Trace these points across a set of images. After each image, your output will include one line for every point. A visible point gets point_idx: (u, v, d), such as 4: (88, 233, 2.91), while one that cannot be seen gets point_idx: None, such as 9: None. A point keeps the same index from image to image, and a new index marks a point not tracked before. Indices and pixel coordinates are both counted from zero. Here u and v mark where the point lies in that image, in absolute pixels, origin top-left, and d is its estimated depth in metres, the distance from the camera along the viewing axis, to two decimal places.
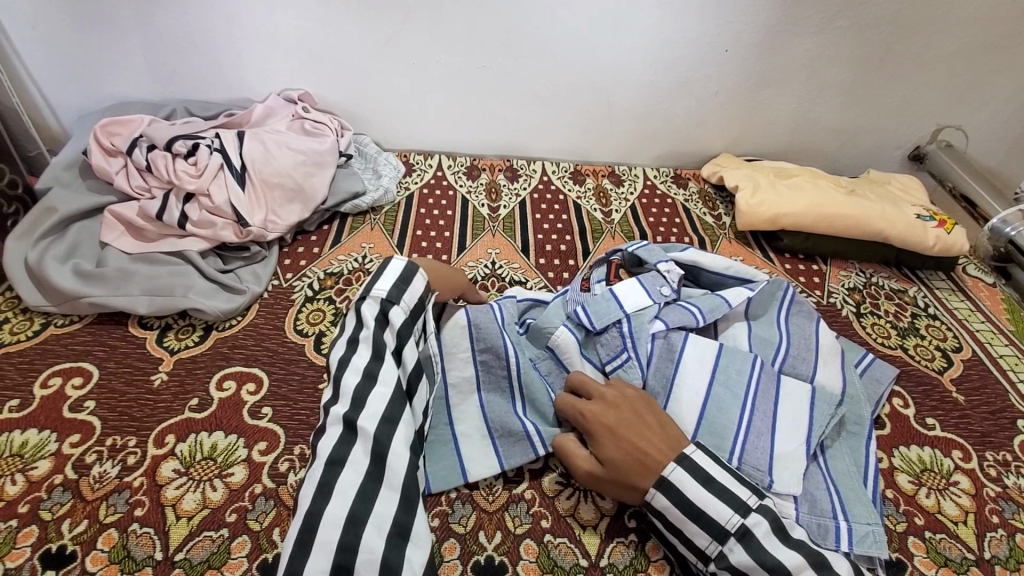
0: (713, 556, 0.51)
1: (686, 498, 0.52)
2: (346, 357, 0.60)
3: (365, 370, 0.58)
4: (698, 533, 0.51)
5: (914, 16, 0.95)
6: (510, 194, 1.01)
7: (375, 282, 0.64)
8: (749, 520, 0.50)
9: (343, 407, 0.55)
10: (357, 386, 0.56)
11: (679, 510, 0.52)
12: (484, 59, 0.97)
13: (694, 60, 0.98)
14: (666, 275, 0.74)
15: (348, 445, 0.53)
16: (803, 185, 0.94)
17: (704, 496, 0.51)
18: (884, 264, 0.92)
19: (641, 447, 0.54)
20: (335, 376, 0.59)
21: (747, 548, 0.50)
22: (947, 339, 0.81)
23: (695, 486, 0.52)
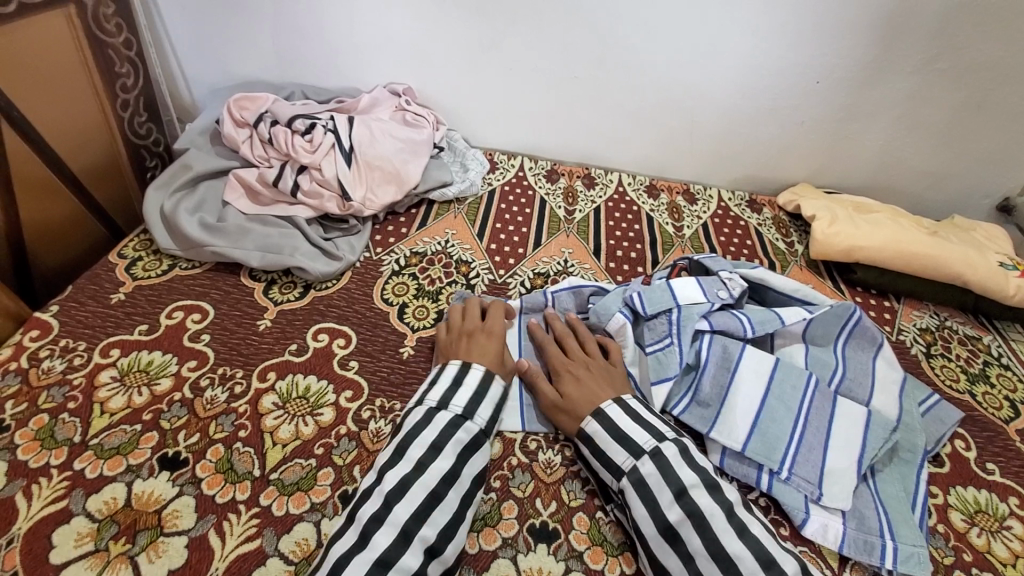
0: (626, 470, 0.58)
1: (614, 424, 0.61)
2: (426, 459, 0.57)
3: (438, 488, 0.55)
4: (618, 452, 0.59)
5: (1018, 66, 0.94)
6: (587, 200, 1.06)
7: (461, 392, 0.63)
8: (661, 444, 0.58)
9: (406, 513, 0.53)
10: (424, 501, 0.54)
11: (607, 434, 0.60)
12: (578, 70, 1.03)
13: (781, 88, 1.01)
14: (726, 281, 0.77)
15: (400, 554, 0.50)
16: (883, 222, 0.93)
17: (629, 425, 0.61)
18: (959, 308, 0.90)
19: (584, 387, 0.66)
20: (405, 474, 0.55)
21: (656, 463, 0.57)
22: (1018, 390, 0.79)
23: (622, 418, 0.62)
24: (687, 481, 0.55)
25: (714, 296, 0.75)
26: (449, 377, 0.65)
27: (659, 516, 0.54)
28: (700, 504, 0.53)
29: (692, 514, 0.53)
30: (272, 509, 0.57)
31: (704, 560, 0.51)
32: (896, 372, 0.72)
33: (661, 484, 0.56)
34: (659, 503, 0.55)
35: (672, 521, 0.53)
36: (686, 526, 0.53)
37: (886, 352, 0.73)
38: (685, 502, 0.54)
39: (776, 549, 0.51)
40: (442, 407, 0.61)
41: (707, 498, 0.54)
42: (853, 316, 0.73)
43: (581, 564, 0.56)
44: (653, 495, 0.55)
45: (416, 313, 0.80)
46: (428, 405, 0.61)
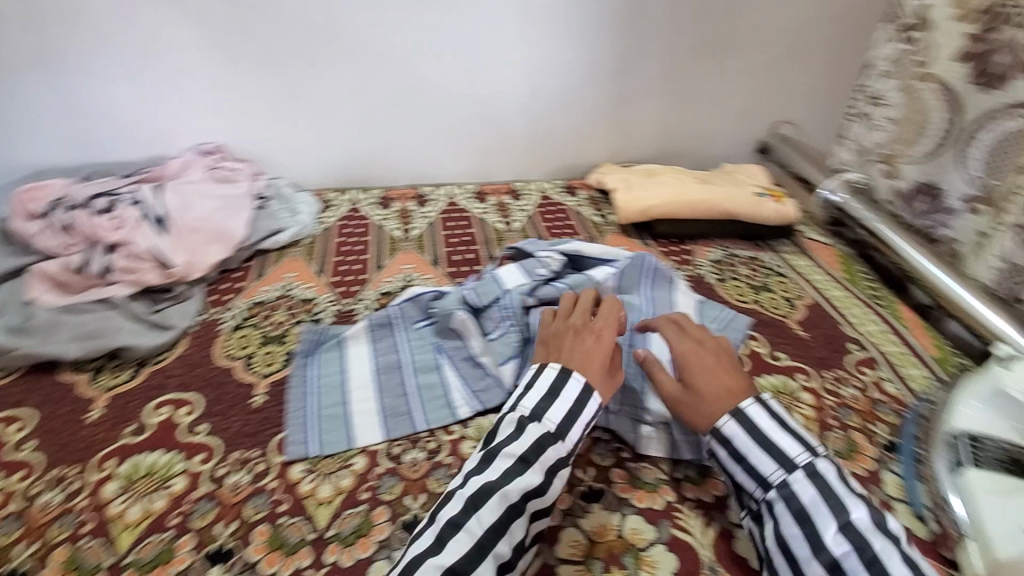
0: (775, 483, 0.55)
1: (757, 428, 0.58)
2: (513, 470, 0.56)
3: (518, 502, 0.54)
4: (761, 460, 0.56)
5: (736, 36, 1.17)
6: (421, 217, 1.12)
7: (554, 405, 0.62)
8: (818, 463, 0.55)
9: (484, 528, 0.52)
10: (500, 517, 0.53)
11: (753, 441, 0.57)
12: (383, 100, 1.12)
13: (560, 83, 1.16)
14: (540, 258, 0.87)
15: (474, 566, 0.50)
16: (666, 181, 1.10)
17: (779, 433, 0.57)
18: (740, 237, 1.07)
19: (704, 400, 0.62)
20: (487, 484, 0.55)
21: (814, 484, 0.54)
22: (791, 290, 0.97)
23: (760, 427, 0.58)
24: (853, 514, 0.52)
25: (533, 274, 0.84)
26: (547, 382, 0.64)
27: (811, 536, 0.51)
28: (873, 545, 0.50)
29: (863, 552, 0.50)
30: None
31: None
32: (690, 299, 0.86)
33: (819, 504, 0.53)
34: (819, 529, 0.51)
35: (835, 551, 0.50)
36: (852, 560, 0.50)
37: (680, 288, 0.86)
38: (851, 535, 0.51)
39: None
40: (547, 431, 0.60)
41: (879, 538, 0.50)
42: (648, 263, 0.86)
43: None
44: (817, 525, 0.52)
45: (264, 360, 0.80)
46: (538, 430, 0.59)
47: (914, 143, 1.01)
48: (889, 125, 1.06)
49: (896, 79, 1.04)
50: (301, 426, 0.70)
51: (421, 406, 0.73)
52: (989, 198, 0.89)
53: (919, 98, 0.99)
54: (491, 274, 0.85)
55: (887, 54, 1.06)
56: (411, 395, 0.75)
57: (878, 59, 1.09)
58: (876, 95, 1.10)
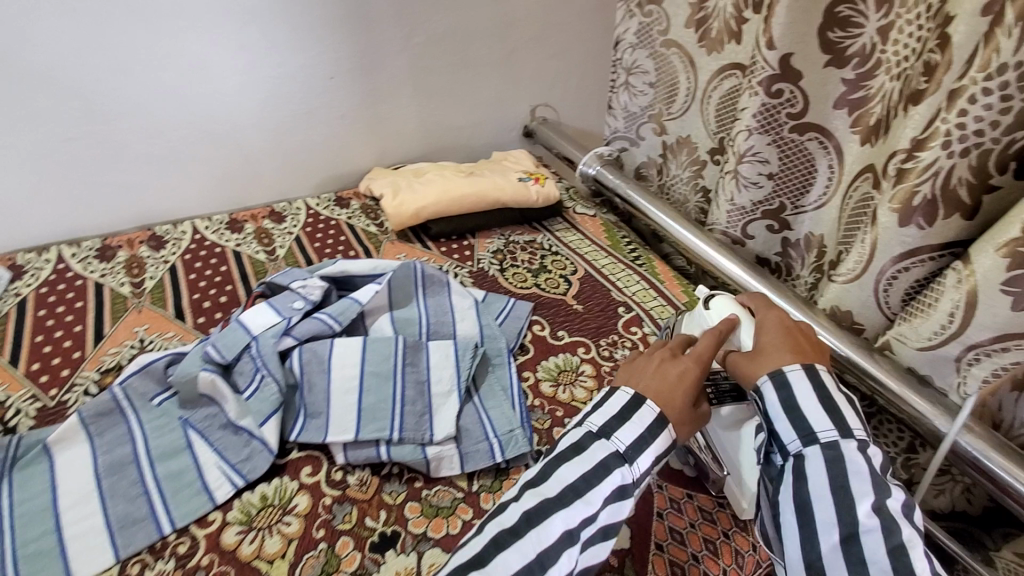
0: (825, 441, 0.52)
1: (827, 394, 0.55)
2: (542, 510, 0.50)
3: (573, 530, 0.49)
4: (821, 419, 0.53)
5: (476, 27, 1.16)
6: (157, 262, 0.94)
7: (627, 422, 0.55)
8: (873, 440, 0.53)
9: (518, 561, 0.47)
10: (551, 544, 0.48)
11: (808, 392, 0.55)
12: (68, 128, 0.92)
13: (296, 87, 1.05)
14: (299, 290, 0.78)
15: None
16: (433, 178, 1.07)
17: (841, 401, 0.54)
18: (515, 223, 1.08)
19: (775, 357, 0.60)
20: (529, 508, 0.50)
21: (865, 457, 0.51)
22: (566, 267, 1.00)
23: (829, 391, 0.55)
24: (891, 499, 0.49)
25: (290, 310, 0.75)
26: (622, 399, 0.57)
27: (842, 506, 0.49)
28: (902, 532, 0.47)
29: (890, 536, 0.47)
30: None
31: None
32: (467, 298, 0.85)
33: (862, 475, 0.49)
34: (854, 502, 0.49)
35: (861, 524, 0.48)
36: (867, 542, 0.47)
37: (454, 288, 0.86)
38: (884, 516, 0.48)
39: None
40: (625, 452, 0.54)
41: (909, 528, 0.47)
42: (418, 269, 0.85)
43: None
44: (856, 494, 0.49)
45: None
46: (614, 442, 0.54)
47: (673, 102, 1.07)
48: (648, 90, 1.10)
49: (643, 49, 1.08)
50: None
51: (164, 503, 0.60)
52: (721, 148, 1.01)
53: (666, 62, 1.05)
54: (236, 319, 0.74)
55: (630, 29, 1.08)
56: (150, 493, 0.61)
57: (622, 34, 1.10)
58: (629, 65, 1.11)
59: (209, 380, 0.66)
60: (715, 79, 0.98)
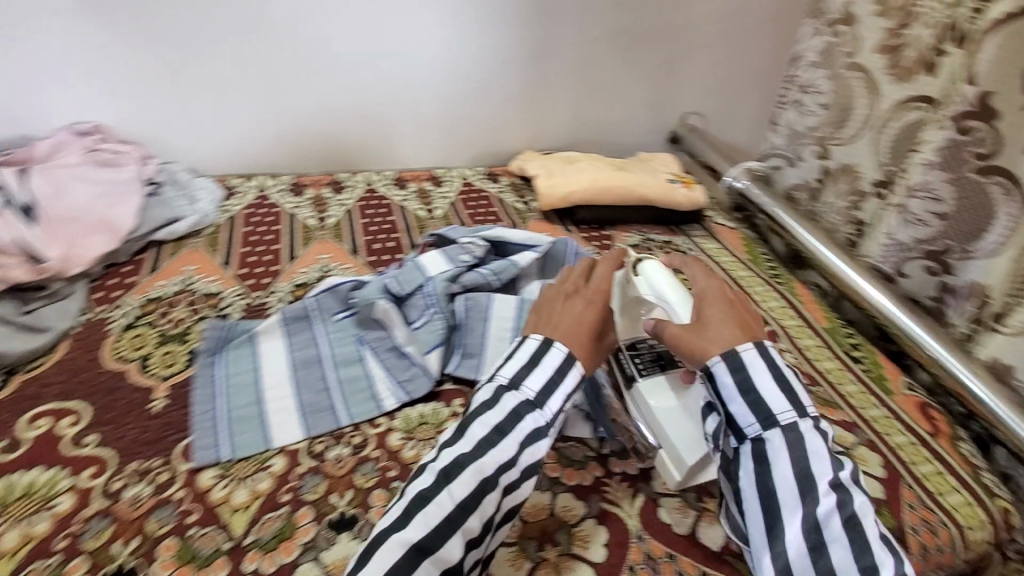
0: (784, 421, 0.54)
1: (779, 367, 0.57)
2: (478, 448, 0.52)
3: (494, 474, 0.52)
4: (781, 394, 0.55)
5: (649, 27, 1.23)
6: (337, 204, 1.07)
7: (534, 373, 0.58)
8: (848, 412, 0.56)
9: (453, 501, 0.49)
10: (473, 492, 0.50)
11: (764, 371, 0.56)
12: (292, 76, 1.05)
13: (481, 67, 1.15)
14: (464, 245, 0.86)
15: (439, 544, 0.48)
16: (586, 167, 1.13)
17: (792, 379, 0.57)
18: (655, 222, 1.12)
19: (721, 331, 0.59)
20: (466, 454, 0.52)
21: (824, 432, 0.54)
22: (703, 271, 1.03)
23: (778, 366, 0.57)
24: (843, 473, 0.53)
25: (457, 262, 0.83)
26: (528, 352, 0.59)
27: (803, 489, 0.51)
28: (856, 502, 0.51)
29: (843, 508, 0.51)
30: None
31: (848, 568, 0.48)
32: None
33: (821, 455, 0.53)
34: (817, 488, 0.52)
35: (822, 507, 0.50)
36: (833, 528, 0.50)
37: None
38: (838, 491, 0.51)
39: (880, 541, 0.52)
40: (541, 399, 0.57)
41: (859, 497, 0.52)
42: (570, 247, 0.90)
43: None
44: (813, 470, 0.52)
45: (164, 361, 0.73)
46: (525, 393, 0.57)
47: (844, 127, 1.05)
48: (820, 111, 1.10)
49: (823, 69, 1.10)
50: (209, 429, 0.65)
51: (345, 401, 0.70)
52: (888, 181, 0.97)
53: (845, 85, 1.05)
54: (413, 260, 0.83)
55: (814, 48, 1.12)
56: (333, 391, 0.71)
57: (805, 51, 1.15)
58: (803, 84, 1.15)
59: (389, 308, 0.76)
60: (901, 109, 0.94)
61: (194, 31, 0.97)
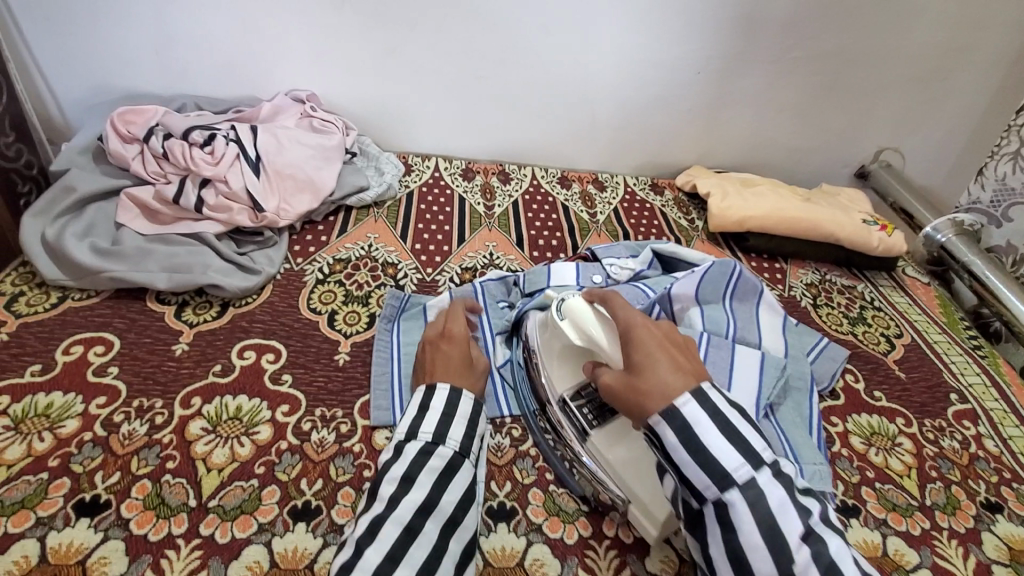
0: (741, 480, 0.45)
1: (697, 433, 0.47)
2: (398, 493, 0.51)
3: (411, 520, 0.50)
4: (723, 455, 0.46)
5: (857, 52, 1.14)
6: (504, 195, 1.09)
7: (426, 417, 0.57)
8: (759, 472, 0.46)
9: (379, 556, 0.47)
10: (399, 539, 0.48)
11: (715, 427, 0.47)
12: (486, 68, 1.07)
13: (669, 77, 1.12)
14: (605, 267, 0.85)
15: None
16: (765, 193, 1.06)
17: (746, 426, 0.48)
18: (835, 263, 1.03)
19: (666, 371, 0.51)
20: (380, 513, 0.50)
21: (746, 497, 0.45)
22: (890, 327, 0.92)
23: (720, 411, 0.48)
24: (813, 518, 0.45)
25: (588, 280, 0.83)
26: (414, 405, 0.59)
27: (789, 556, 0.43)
28: (829, 545, 0.44)
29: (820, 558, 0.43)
30: (216, 537, 0.54)
31: None
32: (777, 316, 0.81)
33: (788, 511, 0.44)
34: (787, 542, 0.43)
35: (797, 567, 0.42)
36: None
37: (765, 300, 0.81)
38: (813, 540, 0.44)
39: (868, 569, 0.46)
40: (438, 442, 0.55)
41: (836, 541, 0.44)
42: (734, 271, 0.78)
43: (541, 535, 0.59)
44: (781, 527, 0.44)
45: (348, 320, 0.78)
46: (422, 440, 0.55)
47: None
48: None
49: None
50: (384, 392, 0.68)
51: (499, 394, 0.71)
52: None
53: None
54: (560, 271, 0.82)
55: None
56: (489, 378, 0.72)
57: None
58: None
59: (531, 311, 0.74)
60: None
61: (408, 16, 1.00)
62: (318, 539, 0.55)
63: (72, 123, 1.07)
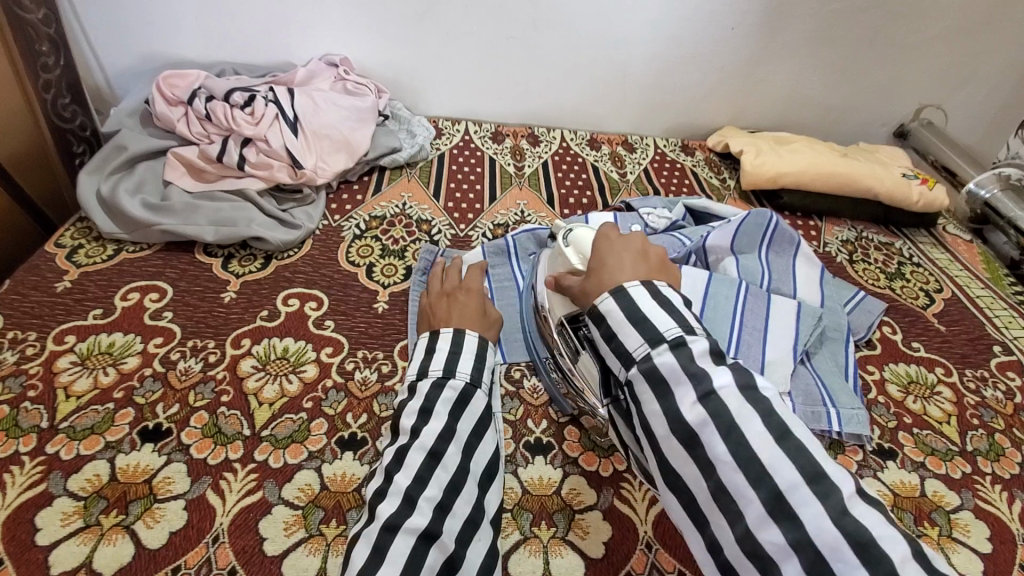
0: (638, 359, 0.49)
1: (627, 311, 0.52)
2: (418, 425, 0.54)
3: (435, 446, 0.52)
4: (632, 336, 0.50)
5: (902, 2, 1.10)
6: (534, 156, 1.10)
7: (434, 357, 0.60)
8: (657, 352, 0.48)
9: (408, 479, 0.50)
10: (424, 463, 0.51)
11: (624, 320, 0.51)
12: (515, 29, 1.07)
13: (703, 34, 1.10)
14: (643, 216, 0.86)
15: (406, 517, 0.47)
16: (802, 150, 1.04)
17: (653, 308, 0.51)
18: (873, 220, 1.01)
19: (622, 258, 0.58)
20: (404, 443, 0.53)
21: (650, 374, 0.48)
22: (930, 282, 0.90)
23: (644, 302, 0.52)
24: (722, 386, 0.45)
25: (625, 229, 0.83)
26: (421, 349, 0.62)
27: (738, 452, 0.42)
28: (747, 424, 0.43)
29: (723, 423, 0.44)
30: (270, 463, 0.57)
31: (761, 520, 0.41)
32: (813, 268, 0.81)
33: (682, 380, 0.46)
34: (676, 400, 0.46)
35: (693, 424, 0.45)
36: (802, 491, 0.40)
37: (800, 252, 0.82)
38: (710, 405, 0.44)
39: (825, 460, 0.42)
40: (449, 375, 0.58)
41: (758, 425, 0.43)
42: (772, 221, 0.79)
43: (577, 467, 0.60)
44: (671, 391, 0.47)
45: (385, 271, 0.81)
46: (433, 376, 0.58)
47: None
48: None
49: None
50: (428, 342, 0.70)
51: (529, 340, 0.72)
52: None
53: None
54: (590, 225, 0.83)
55: None
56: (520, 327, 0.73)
57: None
58: None
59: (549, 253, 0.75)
60: None
61: None
62: (364, 466, 0.58)
63: (116, 91, 1.11)
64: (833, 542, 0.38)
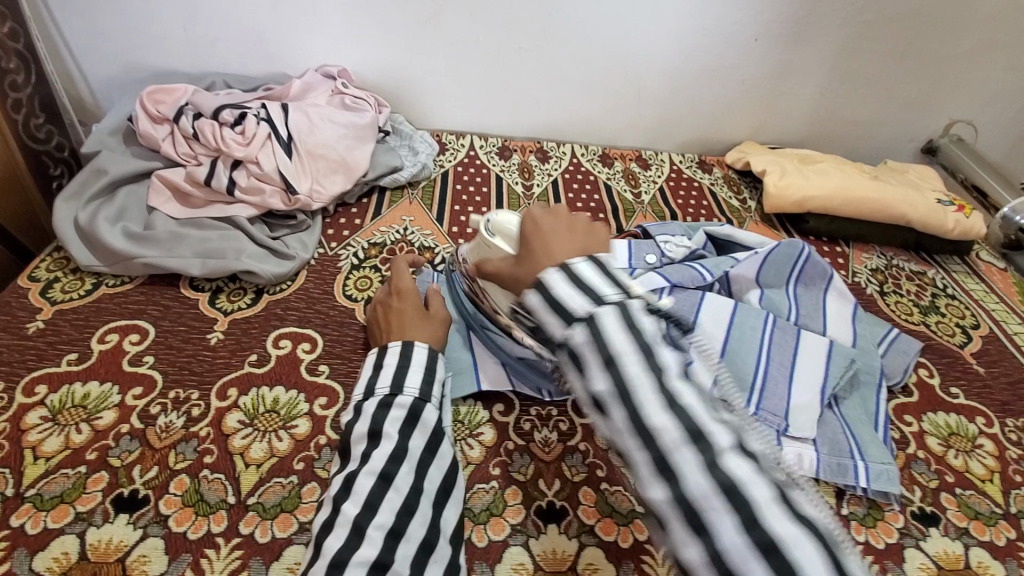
0: (557, 340, 0.41)
1: (548, 292, 0.42)
2: (368, 449, 0.51)
3: (385, 468, 0.49)
4: (551, 320, 0.41)
5: (936, 13, 1.03)
6: (542, 173, 1.03)
7: (383, 372, 0.57)
8: (569, 329, 0.40)
9: (356, 506, 0.47)
10: (373, 488, 0.48)
11: (543, 305, 0.42)
12: (524, 39, 1.01)
13: (724, 45, 1.03)
14: (659, 245, 0.79)
15: (354, 550, 0.44)
16: (829, 171, 0.98)
17: (569, 287, 0.42)
18: (903, 247, 0.95)
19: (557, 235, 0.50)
20: (351, 470, 0.50)
21: (567, 353, 0.41)
22: (965, 317, 0.84)
23: (570, 278, 0.43)
24: (623, 358, 0.38)
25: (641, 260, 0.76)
26: (369, 366, 0.59)
27: (635, 421, 0.36)
28: (641, 394, 0.36)
29: (620, 396, 0.37)
30: (256, 537, 0.52)
31: (652, 484, 0.35)
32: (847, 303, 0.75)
33: (587, 354, 0.39)
34: (584, 375, 0.39)
35: (596, 399, 0.38)
36: (683, 453, 0.34)
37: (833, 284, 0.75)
38: (610, 374, 0.38)
39: (712, 419, 0.36)
40: (395, 394, 0.55)
41: (649, 393, 0.36)
42: (803, 252, 0.73)
43: (595, 539, 0.55)
44: (582, 369, 0.39)
45: None
46: (380, 395, 0.55)
47: None
48: None
49: None
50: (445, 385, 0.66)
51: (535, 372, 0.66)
52: None
53: None
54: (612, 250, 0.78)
55: None
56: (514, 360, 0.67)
57: None
58: None
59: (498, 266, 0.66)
60: None
61: None
62: None
63: (102, 102, 1.05)
64: (707, 496, 0.33)
